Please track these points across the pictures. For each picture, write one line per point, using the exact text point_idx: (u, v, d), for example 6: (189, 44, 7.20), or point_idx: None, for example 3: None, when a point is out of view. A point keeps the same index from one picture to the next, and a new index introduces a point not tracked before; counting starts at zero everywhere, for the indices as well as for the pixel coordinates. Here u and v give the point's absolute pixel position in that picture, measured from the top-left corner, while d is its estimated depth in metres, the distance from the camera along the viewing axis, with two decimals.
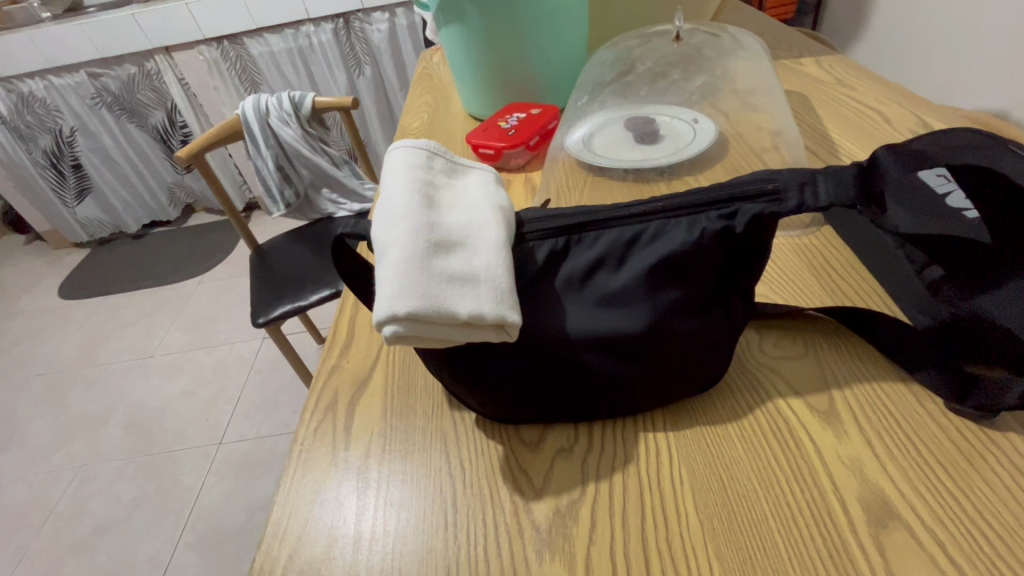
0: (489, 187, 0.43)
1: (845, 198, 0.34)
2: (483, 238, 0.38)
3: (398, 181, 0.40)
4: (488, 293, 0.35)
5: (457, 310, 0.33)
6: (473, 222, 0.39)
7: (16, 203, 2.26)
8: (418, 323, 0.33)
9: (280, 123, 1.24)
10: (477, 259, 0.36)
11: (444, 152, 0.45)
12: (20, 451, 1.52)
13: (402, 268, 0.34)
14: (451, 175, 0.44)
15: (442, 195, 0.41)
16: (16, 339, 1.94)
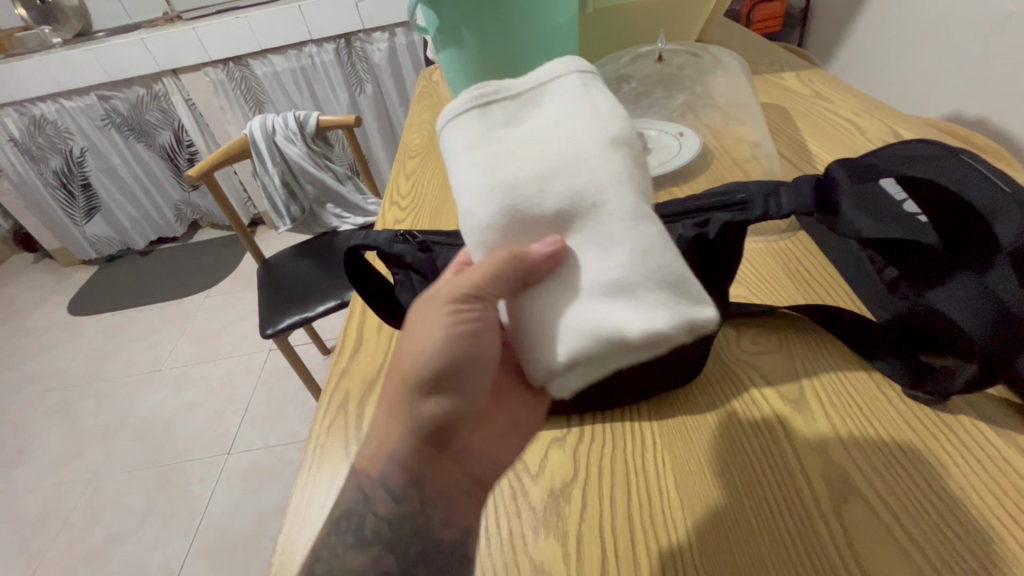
0: (576, 103, 0.36)
1: (805, 205, 0.38)
2: (617, 205, 0.32)
3: (473, 163, 0.35)
4: (654, 299, 0.31)
5: (629, 327, 0.31)
6: (595, 173, 0.33)
7: (26, 221, 2.32)
8: (600, 351, 0.32)
9: (286, 141, 1.29)
10: (621, 244, 0.32)
11: (494, 88, 0.38)
12: (34, 463, 1.55)
13: (534, 318, 0.35)
14: (518, 111, 0.37)
15: (533, 149, 0.35)
16: (28, 354, 1.98)
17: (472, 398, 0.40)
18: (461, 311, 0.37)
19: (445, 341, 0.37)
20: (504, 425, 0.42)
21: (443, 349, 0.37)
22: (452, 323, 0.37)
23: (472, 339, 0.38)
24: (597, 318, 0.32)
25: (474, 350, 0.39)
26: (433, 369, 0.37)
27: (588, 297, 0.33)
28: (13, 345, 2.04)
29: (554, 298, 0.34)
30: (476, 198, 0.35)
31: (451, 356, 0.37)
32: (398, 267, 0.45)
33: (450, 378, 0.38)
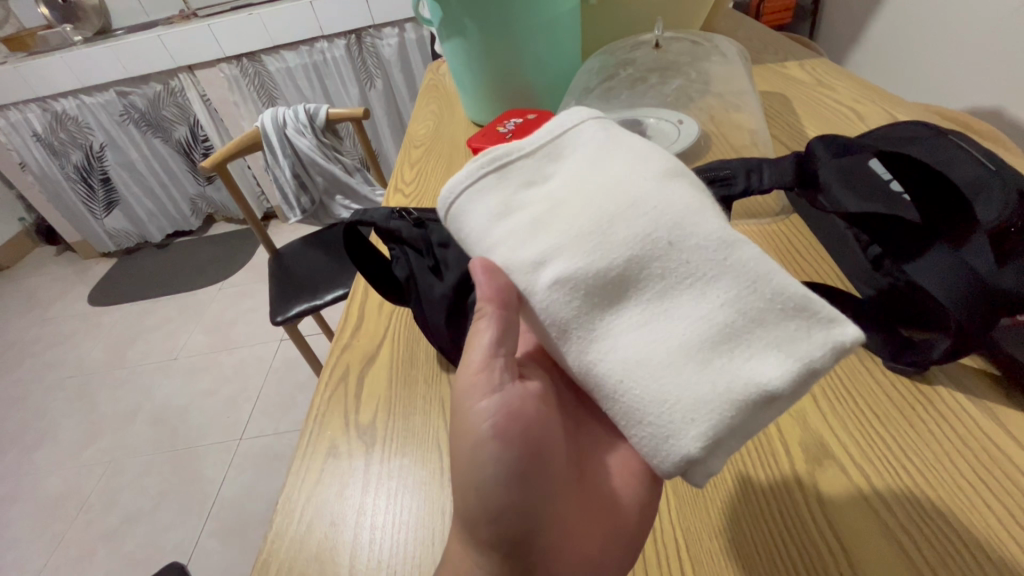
0: (607, 145, 0.34)
1: (784, 182, 0.41)
2: (705, 238, 0.29)
3: (520, 237, 0.31)
4: (780, 334, 0.27)
5: (760, 378, 0.27)
6: (670, 206, 0.30)
7: (49, 214, 2.39)
8: (733, 415, 0.27)
9: (296, 133, 1.32)
10: (715, 284, 0.28)
11: (508, 152, 0.34)
12: (56, 446, 1.61)
13: (632, 396, 0.29)
14: (542, 169, 0.34)
15: (583, 197, 0.31)
16: (50, 342, 2.04)
17: (551, 510, 0.31)
18: (494, 394, 0.31)
19: (486, 445, 0.31)
20: (604, 537, 0.33)
21: (484, 454, 0.30)
22: (490, 415, 0.31)
23: (522, 434, 0.31)
24: (718, 379, 0.27)
25: (527, 447, 0.31)
26: (483, 480, 0.30)
27: (705, 357, 0.28)
28: (36, 333, 2.11)
29: (648, 366, 0.28)
30: (545, 269, 0.30)
31: (497, 458, 0.30)
32: (395, 243, 0.46)
33: (511, 493, 0.30)
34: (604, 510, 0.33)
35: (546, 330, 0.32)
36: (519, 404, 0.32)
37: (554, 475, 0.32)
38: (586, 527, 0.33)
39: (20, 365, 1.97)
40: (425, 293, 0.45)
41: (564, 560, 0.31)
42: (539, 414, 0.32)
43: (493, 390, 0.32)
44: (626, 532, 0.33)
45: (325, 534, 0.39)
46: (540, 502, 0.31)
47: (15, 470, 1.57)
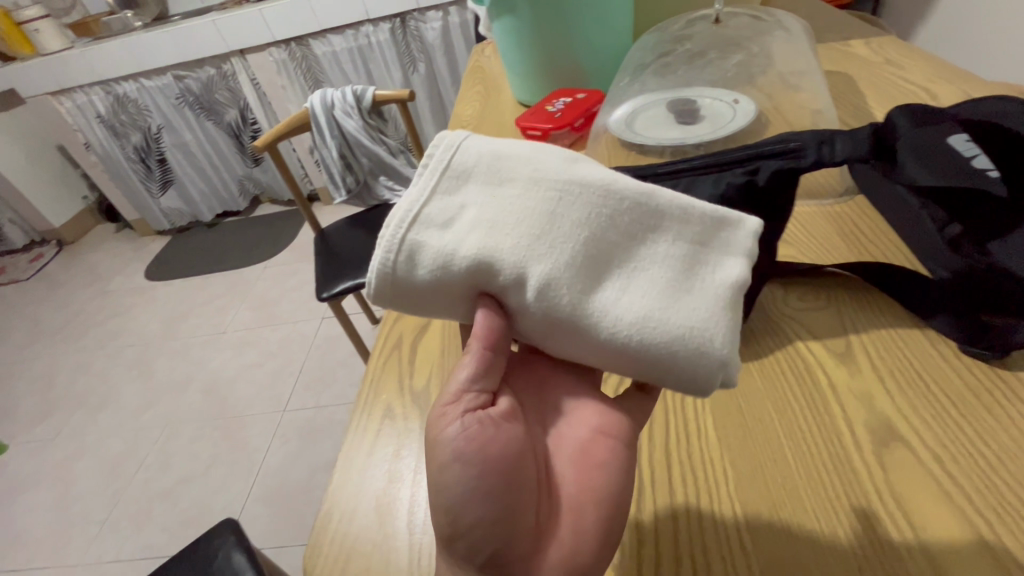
0: (489, 151, 0.33)
1: (860, 154, 0.38)
2: (640, 197, 0.32)
3: (488, 259, 0.30)
4: (722, 251, 0.33)
5: (734, 282, 0.32)
6: (598, 178, 0.32)
7: (110, 193, 2.53)
8: (735, 318, 0.31)
9: (343, 115, 1.34)
10: (659, 232, 0.32)
11: (411, 205, 0.32)
12: (117, 409, 1.72)
13: (650, 351, 0.30)
14: (457, 199, 0.32)
15: (516, 200, 0.32)
16: (111, 313, 2.17)
17: (519, 522, 0.29)
18: (460, 418, 0.30)
19: (451, 471, 0.29)
20: (587, 541, 0.29)
21: (448, 478, 0.29)
22: (456, 439, 0.29)
23: (481, 456, 0.29)
24: (713, 301, 0.31)
25: (495, 465, 0.29)
26: (450, 504, 0.29)
27: (685, 291, 0.31)
28: (99, 304, 2.24)
29: (649, 320, 0.30)
30: (538, 273, 0.30)
31: (461, 480, 0.29)
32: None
33: (479, 510, 0.28)
34: (572, 510, 0.30)
35: (532, 327, 0.32)
36: (479, 424, 0.30)
37: (521, 485, 0.29)
38: (562, 530, 0.30)
39: (84, 333, 2.10)
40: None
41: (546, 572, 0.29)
42: (499, 431, 0.30)
43: (453, 415, 0.30)
44: (603, 530, 0.30)
45: (375, 501, 0.40)
46: (514, 519, 0.29)
47: (81, 429, 1.68)
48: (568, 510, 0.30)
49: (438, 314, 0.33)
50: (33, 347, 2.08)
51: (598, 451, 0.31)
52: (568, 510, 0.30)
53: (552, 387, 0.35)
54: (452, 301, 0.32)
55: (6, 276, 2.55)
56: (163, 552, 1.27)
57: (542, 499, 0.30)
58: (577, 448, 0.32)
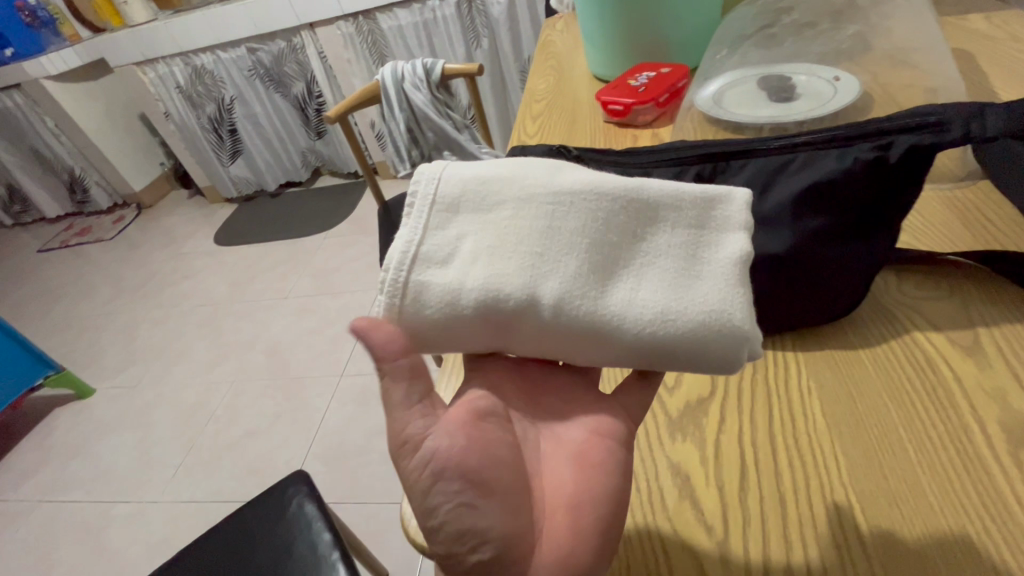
0: (470, 177, 0.33)
1: (1012, 129, 0.34)
2: (628, 191, 0.32)
3: (503, 282, 0.30)
4: (724, 226, 0.33)
5: (742, 256, 0.32)
6: (585, 183, 0.32)
7: (185, 160, 2.67)
8: (748, 290, 0.31)
9: (412, 88, 1.35)
10: (654, 223, 0.33)
11: (406, 245, 0.31)
12: (190, 363, 1.84)
13: (669, 347, 0.30)
14: (453, 232, 0.32)
15: (513, 220, 0.32)
16: (185, 274, 2.31)
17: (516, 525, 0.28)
18: (432, 432, 0.30)
19: (434, 491, 0.28)
20: (583, 540, 0.29)
21: (436, 496, 0.28)
22: (435, 451, 0.29)
23: (461, 461, 0.29)
24: (724, 278, 0.31)
25: (480, 470, 0.29)
26: (439, 524, 0.28)
27: (692, 271, 0.31)
28: (174, 265, 2.39)
29: (658, 314, 0.30)
30: (553, 290, 0.30)
31: (445, 492, 0.28)
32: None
33: (470, 521, 0.27)
34: (570, 510, 0.30)
35: (542, 344, 0.31)
36: (455, 435, 0.29)
37: (510, 488, 0.29)
38: (558, 530, 0.29)
39: (161, 291, 2.24)
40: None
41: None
42: (477, 436, 0.30)
43: (422, 433, 0.30)
44: (604, 527, 0.29)
45: None
46: (506, 525, 0.28)
47: (158, 379, 1.81)
48: (562, 510, 0.30)
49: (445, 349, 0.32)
50: (116, 302, 2.25)
51: (594, 451, 0.32)
52: (564, 509, 0.30)
53: (538, 393, 0.36)
54: (461, 334, 0.31)
55: (92, 235, 2.75)
56: (231, 497, 1.36)
57: (535, 503, 0.30)
58: (574, 447, 0.32)
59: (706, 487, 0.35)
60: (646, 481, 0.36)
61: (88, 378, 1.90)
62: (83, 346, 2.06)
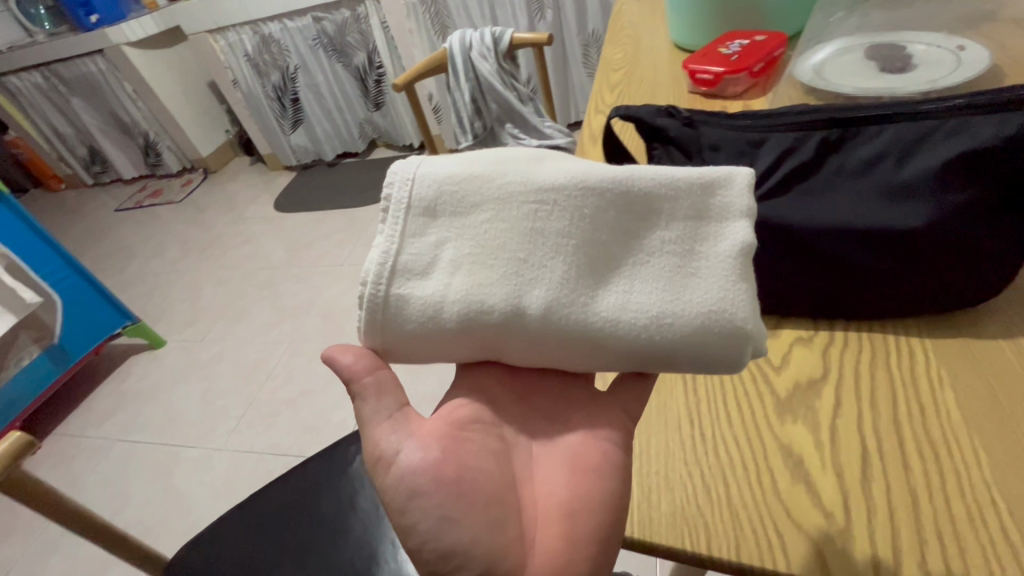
0: (444, 181, 0.34)
1: None
2: (613, 188, 0.32)
3: (488, 290, 0.32)
4: (727, 218, 0.32)
5: (742, 250, 0.31)
6: (567, 182, 0.32)
7: (249, 128, 2.75)
8: (746, 289, 0.31)
9: (479, 57, 1.33)
10: (643, 216, 0.33)
11: (385, 257, 0.33)
12: (251, 322, 1.92)
13: (655, 348, 0.31)
14: (433, 240, 0.33)
15: (495, 226, 0.33)
16: (247, 237, 2.41)
17: (501, 535, 0.31)
18: (411, 448, 0.32)
19: (412, 508, 0.31)
20: (578, 542, 0.31)
21: (414, 514, 0.31)
22: (415, 466, 0.32)
23: (440, 474, 0.31)
24: (721, 276, 0.31)
25: (460, 481, 0.31)
26: (425, 534, 0.31)
27: (687, 267, 0.32)
28: (236, 229, 2.49)
29: (645, 315, 0.31)
30: (539, 299, 0.31)
31: (426, 504, 0.31)
32: (659, 142, 0.43)
33: (453, 535, 0.30)
34: (564, 515, 0.32)
35: (527, 346, 0.33)
36: (429, 449, 0.32)
37: (491, 499, 0.31)
38: (550, 538, 0.32)
39: (225, 253, 2.35)
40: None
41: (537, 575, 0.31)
42: (454, 449, 0.33)
43: (395, 450, 0.33)
44: (596, 534, 0.32)
45: None
46: (494, 530, 0.31)
47: (222, 336, 1.90)
48: (555, 516, 0.32)
49: (433, 356, 0.34)
50: (184, 260, 2.37)
51: (590, 457, 0.34)
52: (559, 515, 0.32)
53: (526, 399, 0.37)
54: (444, 341, 0.33)
55: (163, 197, 2.90)
56: (288, 451, 1.43)
57: (526, 507, 0.33)
58: (568, 454, 0.34)
59: (823, 471, 0.33)
60: (754, 459, 0.34)
61: (160, 330, 2.02)
62: (155, 301, 2.19)
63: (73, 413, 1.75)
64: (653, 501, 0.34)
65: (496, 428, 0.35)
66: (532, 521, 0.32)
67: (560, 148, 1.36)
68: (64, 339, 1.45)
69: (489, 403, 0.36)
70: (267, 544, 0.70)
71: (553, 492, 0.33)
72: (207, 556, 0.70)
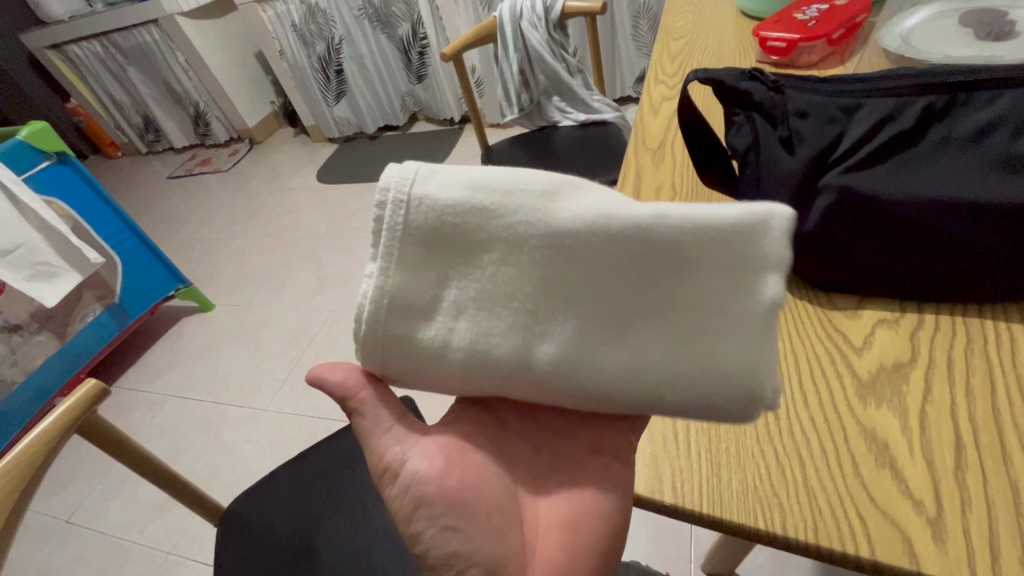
0: (442, 215, 0.32)
1: None
2: (626, 233, 0.30)
3: (492, 340, 0.32)
4: (751, 268, 0.30)
5: (758, 304, 0.30)
6: (580, 227, 0.31)
7: (294, 99, 2.79)
8: (759, 351, 0.30)
9: (530, 26, 1.29)
10: (660, 262, 0.31)
11: (383, 292, 0.32)
12: (294, 290, 1.98)
13: (663, 402, 0.31)
14: (431, 277, 0.33)
15: (502, 269, 0.32)
16: (290, 208, 2.46)
17: (503, 542, 0.32)
18: (410, 462, 0.34)
19: (417, 517, 0.32)
20: (577, 551, 0.32)
21: (418, 521, 0.32)
22: (415, 477, 0.33)
23: (438, 488, 0.32)
24: (734, 329, 0.31)
25: (458, 490, 0.32)
26: (425, 540, 0.32)
27: (702, 315, 0.31)
28: (280, 199, 2.56)
29: (653, 373, 0.31)
30: (548, 354, 0.31)
31: (426, 513, 0.32)
32: (742, 107, 0.44)
33: (454, 544, 0.31)
34: (563, 527, 0.33)
35: (528, 393, 0.33)
36: (433, 459, 0.34)
37: (492, 509, 0.32)
38: (550, 548, 0.32)
39: (269, 222, 2.42)
40: (767, 165, 0.42)
41: None
42: (452, 461, 0.34)
43: (400, 461, 0.34)
44: (597, 545, 0.33)
45: None
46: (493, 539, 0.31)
47: (266, 302, 1.97)
48: (554, 527, 0.33)
49: (431, 387, 0.34)
50: (232, 228, 2.45)
51: (589, 472, 0.35)
52: (558, 527, 0.33)
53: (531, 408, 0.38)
54: (438, 376, 0.33)
55: (211, 165, 2.99)
56: (327, 416, 1.48)
57: (525, 517, 0.34)
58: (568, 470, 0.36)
59: (911, 459, 0.31)
60: (834, 441, 0.33)
61: (209, 294, 2.11)
62: (204, 266, 2.29)
63: (130, 368, 1.85)
64: (722, 479, 0.34)
65: (499, 442, 0.37)
66: (533, 531, 0.33)
67: (608, 123, 1.32)
68: (126, 299, 1.53)
69: (493, 417, 0.38)
70: (314, 505, 0.73)
71: (554, 504, 0.34)
72: (260, 510, 0.73)
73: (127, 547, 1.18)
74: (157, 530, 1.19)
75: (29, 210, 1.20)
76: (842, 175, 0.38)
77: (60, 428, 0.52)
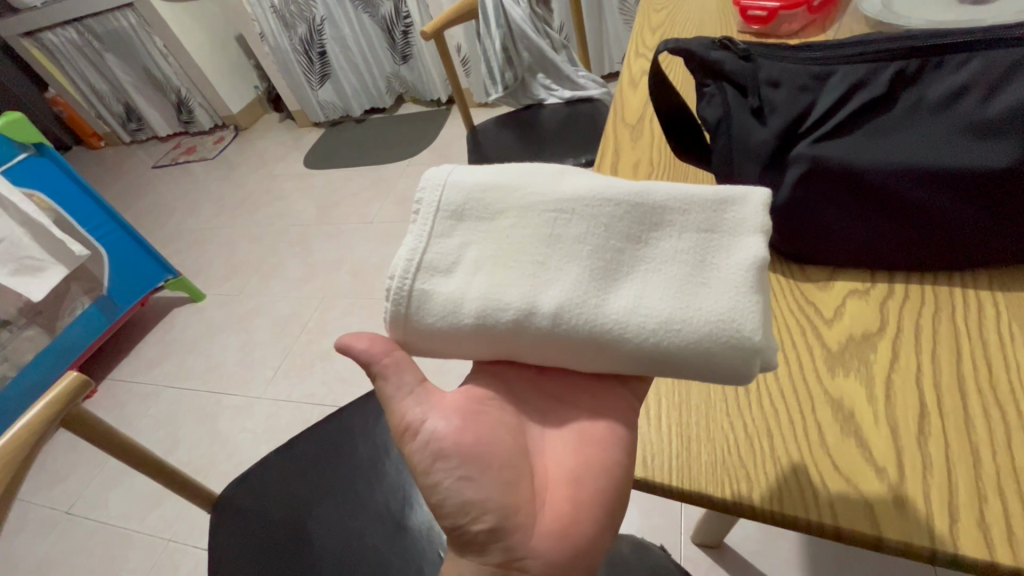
0: (472, 187, 0.35)
1: None
2: (632, 200, 0.33)
3: (499, 286, 0.31)
4: (744, 233, 0.32)
5: (753, 259, 0.31)
6: (586, 194, 0.33)
7: (278, 83, 2.74)
8: (758, 297, 0.30)
9: (511, 3, 1.30)
10: (659, 230, 0.33)
11: (415, 254, 0.33)
12: (285, 277, 1.97)
13: (667, 350, 0.30)
14: (453, 238, 0.34)
15: (516, 229, 0.33)
16: (278, 195, 2.43)
17: (515, 493, 0.32)
18: (426, 423, 0.34)
19: (436, 469, 0.32)
20: (583, 507, 0.32)
21: (437, 474, 0.32)
22: (432, 435, 0.33)
23: (455, 445, 0.33)
24: (735, 281, 0.30)
25: (471, 446, 0.33)
26: (442, 494, 0.32)
27: (702, 273, 0.31)
28: (267, 186, 2.52)
29: (655, 322, 0.30)
30: (552, 297, 0.30)
31: (447, 464, 0.32)
32: (712, 77, 0.43)
33: (469, 492, 0.31)
34: (571, 482, 0.33)
35: (544, 348, 0.32)
36: (450, 418, 0.34)
37: (505, 462, 0.33)
38: (557, 499, 0.32)
39: (258, 210, 2.39)
40: (740, 139, 0.41)
41: (541, 536, 0.31)
42: (463, 421, 0.34)
43: (421, 420, 0.34)
44: (600, 497, 0.33)
45: None
46: (510, 490, 0.32)
47: (256, 291, 1.96)
48: (560, 483, 0.33)
49: (452, 357, 0.34)
50: (219, 217, 2.42)
51: (594, 431, 0.35)
52: (565, 482, 0.33)
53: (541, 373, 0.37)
54: (464, 347, 0.33)
55: (196, 154, 2.94)
56: (322, 401, 1.49)
57: (535, 473, 0.34)
58: (575, 430, 0.35)
59: (876, 428, 0.32)
60: (803, 412, 0.34)
61: (199, 284, 2.10)
62: (193, 256, 2.26)
63: (123, 361, 1.85)
64: (692, 453, 0.34)
65: (509, 404, 0.36)
66: (542, 485, 0.33)
67: (594, 99, 1.29)
68: (113, 291, 1.52)
69: (504, 383, 0.37)
70: (307, 489, 0.73)
71: (562, 461, 0.34)
72: (252, 496, 0.74)
73: (128, 537, 1.19)
74: (156, 519, 1.20)
75: (9, 204, 1.18)
76: (813, 146, 0.38)
77: (35, 429, 0.52)
